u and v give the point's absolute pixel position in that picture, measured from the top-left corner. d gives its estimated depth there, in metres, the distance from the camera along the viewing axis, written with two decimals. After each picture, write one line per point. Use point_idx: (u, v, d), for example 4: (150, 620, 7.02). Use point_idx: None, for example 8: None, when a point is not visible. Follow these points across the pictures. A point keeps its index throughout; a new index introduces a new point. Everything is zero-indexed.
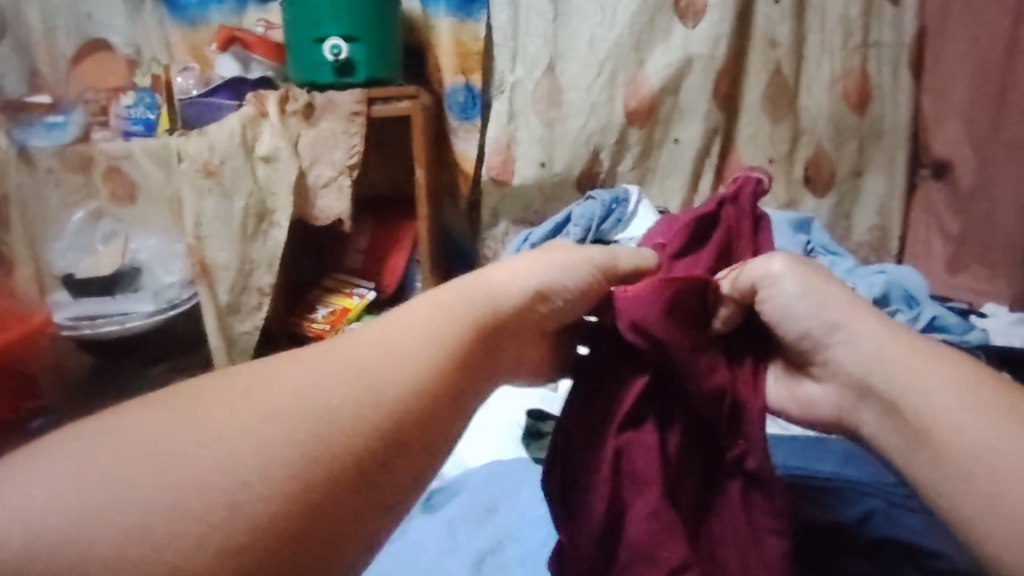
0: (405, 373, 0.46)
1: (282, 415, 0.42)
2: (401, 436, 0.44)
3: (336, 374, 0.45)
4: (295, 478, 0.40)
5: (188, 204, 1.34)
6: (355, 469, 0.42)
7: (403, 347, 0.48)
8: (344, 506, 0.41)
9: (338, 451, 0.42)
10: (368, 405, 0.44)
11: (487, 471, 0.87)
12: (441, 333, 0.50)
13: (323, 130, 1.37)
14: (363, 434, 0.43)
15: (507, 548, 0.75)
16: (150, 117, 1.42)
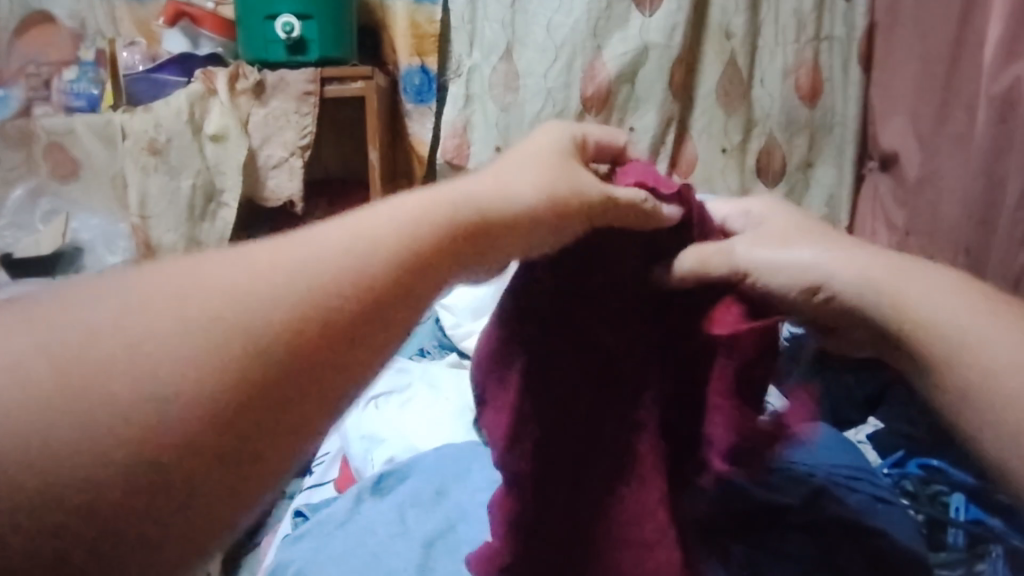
0: (358, 269, 0.41)
1: (209, 318, 0.36)
2: (352, 332, 0.39)
3: (277, 269, 0.39)
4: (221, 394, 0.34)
5: (132, 182, 1.31)
6: (296, 370, 0.36)
7: (367, 241, 0.42)
8: (298, 404, 0.36)
9: (275, 352, 0.36)
10: (331, 300, 0.39)
11: (439, 453, 0.78)
12: (404, 226, 0.44)
13: (274, 109, 1.34)
14: (308, 331, 0.37)
15: (459, 531, 0.67)
16: (94, 92, 1.38)
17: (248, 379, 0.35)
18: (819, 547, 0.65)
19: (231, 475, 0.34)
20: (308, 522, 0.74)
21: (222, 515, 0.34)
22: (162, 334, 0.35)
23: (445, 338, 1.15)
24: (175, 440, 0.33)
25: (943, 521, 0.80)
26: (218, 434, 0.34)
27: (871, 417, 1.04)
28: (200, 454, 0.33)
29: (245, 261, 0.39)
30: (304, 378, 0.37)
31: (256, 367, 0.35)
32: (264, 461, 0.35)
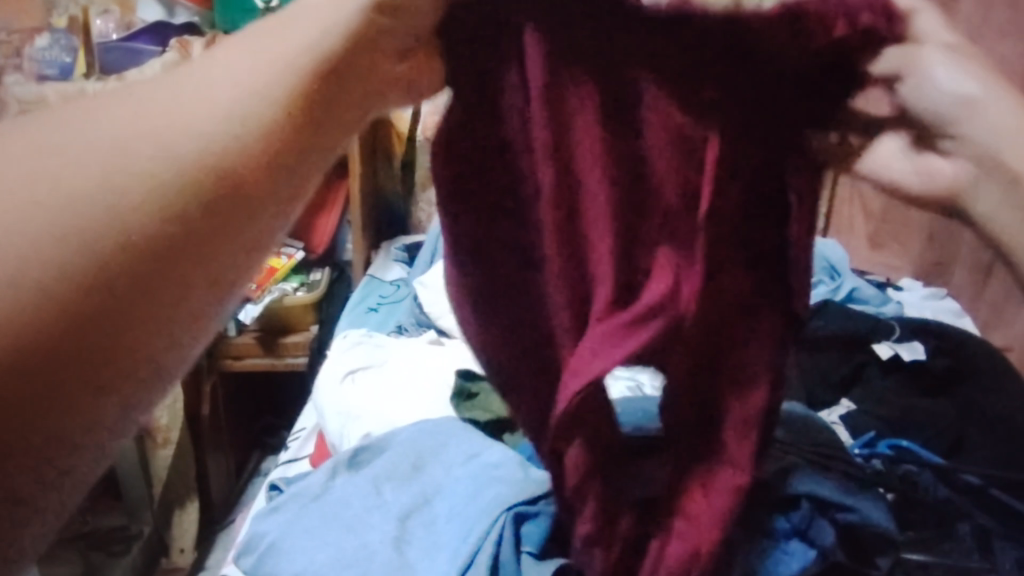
0: (248, 85, 0.37)
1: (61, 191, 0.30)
2: (224, 196, 0.34)
3: (145, 109, 0.35)
4: (122, 231, 0.31)
5: None
6: (161, 248, 0.32)
7: (229, 89, 0.36)
8: (174, 278, 0.32)
9: (132, 233, 0.31)
10: (200, 161, 0.34)
11: (418, 427, 0.77)
12: (279, 67, 0.38)
13: None
14: (173, 205, 0.32)
15: (435, 504, 0.67)
16: (67, 61, 1.33)
17: (102, 261, 0.30)
18: (792, 523, 0.69)
19: (152, 313, 0.31)
20: (282, 495, 0.73)
21: (153, 358, 0.31)
22: (46, 191, 0.30)
23: (424, 317, 1.15)
24: (79, 283, 0.29)
25: (914, 500, 0.82)
26: (162, 247, 0.32)
27: (842, 398, 1.02)
28: (114, 299, 0.30)
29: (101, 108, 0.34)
30: (216, 204, 0.34)
31: (157, 200, 0.32)
32: (148, 345, 0.31)
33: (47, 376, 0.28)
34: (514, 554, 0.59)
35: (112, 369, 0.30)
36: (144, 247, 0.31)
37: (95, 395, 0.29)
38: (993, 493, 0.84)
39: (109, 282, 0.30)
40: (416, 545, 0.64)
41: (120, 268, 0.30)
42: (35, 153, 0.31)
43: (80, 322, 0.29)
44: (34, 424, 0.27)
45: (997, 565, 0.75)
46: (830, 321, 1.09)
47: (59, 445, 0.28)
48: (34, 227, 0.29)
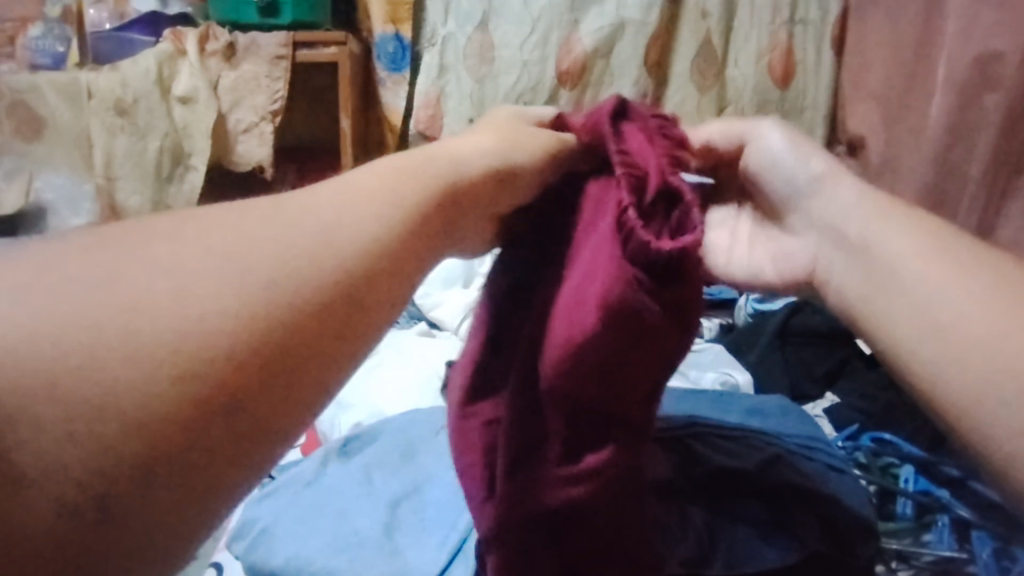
0: (363, 221, 0.41)
1: (220, 277, 0.34)
2: (348, 298, 0.38)
3: (289, 216, 0.39)
4: (251, 329, 0.33)
5: (96, 142, 1.29)
6: (299, 336, 0.35)
7: (356, 207, 0.42)
8: (301, 370, 0.35)
9: (273, 320, 0.34)
10: (331, 263, 0.38)
11: (406, 418, 0.78)
12: (403, 196, 0.44)
13: (244, 73, 1.31)
14: (310, 301, 0.36)
15: (424, 491, 0.68)
16: (60, 49, 1.36)
17: (248, 344, 0.33)
18: (772, 512, 0.71)
19: (263, 425, 0.33)
20: (273, 482, 0.73)
21: (247, 472, 0.33)
22: (209, 280, 0.34)
23: (415, 310, 1.16)
24: (209, 370, 0.32)
25: (893, 491, 0.84)
26: (296, 338, 0.35)
27: (827, 391, 1.04)
28: (241, 402, 0.32)
29: (253, 213, 0.39)
30: (325, 316, 0.36)
31: (279, 308, 0.35)
32: (260, 433, 0.33)
33: (167, 458, 0.30)
34: None
35: (202, 466, 0.31)
36: (272, 362, 0.34)
37: (195, 493, 0.31)
38: (972, 484, 0.86)
39: (243, 386, 0.32)
40: (406, 531, 0.64)
41: (244, 365, 0.33)
42: (202, 244, 0.36)
43: (210, 415, 0.31)
44: (137, 502, 0.29)
45: (975, 553, 0.77)
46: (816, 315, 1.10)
47: (143, 530, 0.29)
48: (186, 306, 0.33)
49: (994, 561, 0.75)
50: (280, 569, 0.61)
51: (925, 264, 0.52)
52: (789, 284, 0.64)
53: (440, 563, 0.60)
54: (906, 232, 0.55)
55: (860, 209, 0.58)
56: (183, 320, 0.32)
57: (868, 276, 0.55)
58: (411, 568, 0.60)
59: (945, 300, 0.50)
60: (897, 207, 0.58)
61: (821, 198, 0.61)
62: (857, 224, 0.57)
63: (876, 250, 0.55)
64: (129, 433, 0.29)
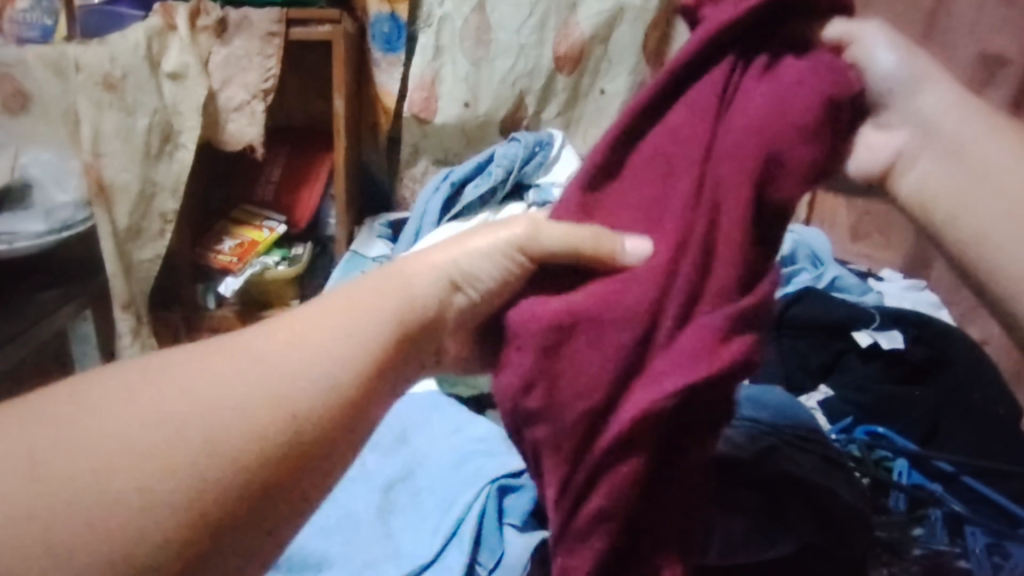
0: (324, 366, 0.45)
1: (177, 452, 0.40)
2: (302, 455, 0.43)
3: (244, 378, 0.43)
4: (200, 510, 0.39)
5: (84, 118, 1.24)
6: (247, 503, 0.41)
7: (320, 345, 0.46)
8: (254, 523, 0.41)
9: (223, 500, 0.40)
10: (285, 426, 0.43)
11: (396, 401, 0.76)
12: (361, 335, 0.47)
13: (235, 49, 1.30)
14: (261, 466, 0.41)
15: (417, 476, 0.67)
16: (48, 22, 1.31)
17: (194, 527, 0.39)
18: (767, 503, 0.70)
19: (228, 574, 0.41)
20: None
21: None
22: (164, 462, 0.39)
23: None
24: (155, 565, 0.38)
25: (886, 484, 0.84)
26: (249, 504, 0.41)
27: (821, 383, 1.03)
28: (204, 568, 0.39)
29: (210, 363, 0.44)
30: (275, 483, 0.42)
31: (231, 490, 0.40)
32: None
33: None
34: (497, 524, 0.60)
35: None
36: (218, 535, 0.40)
37: None
38: (964, 480, 0.87)
39: (204, 558, 0.39)
40: (400, 515, 0.63)
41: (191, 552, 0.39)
42: (159, 415, 0.41)
43: None
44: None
45: (968, 548, 0.78)
46: (814, 306, 1.09)
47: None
48: (144, 494, 0.38)
49: (986, 557, 0.77)
50: (270, 551, 0.60)
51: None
52: (865, 175, 0.57)
53: (435, 548, 0.59)
54: (995, 144, 0.53)
55: (967, 121, 0.54)
56: (138, 521, 0.38)
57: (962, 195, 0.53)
58: (403, 555, 0.59)
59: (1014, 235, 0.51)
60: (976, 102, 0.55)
61: (922, 100, 0.55)
62: (955, 131, 0.54)
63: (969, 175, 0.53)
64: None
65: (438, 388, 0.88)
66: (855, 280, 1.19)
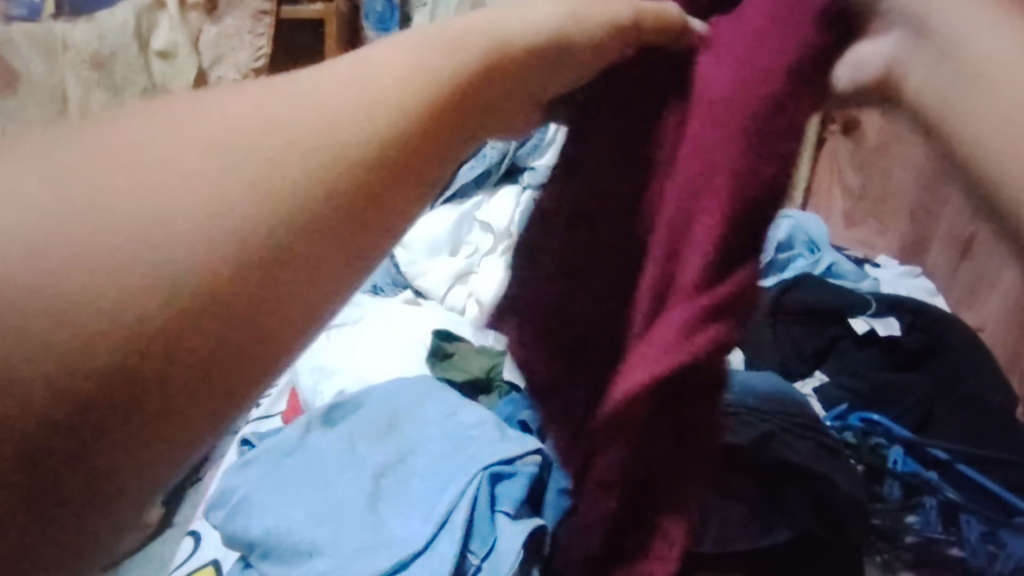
0: (392, 80, 0.29)
1: (186, 171, 0.24)
2: (366, 188, 0.26)
3: (264, 102, 0.27)
4: (237, 250, 0.23)
5: (72, 97, 1.21)
6: (272, 248, 0.24)
7: (383, 72, 0.29)
8: (288, 283, 0.24)
9: (258, 227, 0.23)
10: (339, 147, 0.26)
11: (390, 386, 0.75)
12: (432, 66, 0.31)
13: (226, 28, 1.27)
14: (304, 194, 0.25)
15: (411, 462, 0.66)
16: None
17: (225, 266, 0.23)
18: (764, 491, 0.69)
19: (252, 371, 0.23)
20: (252, 449, 0.69)
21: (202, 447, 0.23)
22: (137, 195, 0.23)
23: (401, 277, 1.14)
24: (158, 328, 0.21)
25: (881, 473, 0.84)
26: (286, 250, 0.24)
27: (816, 370, 1.03)
28: (219, 347, 0.22)
29: (210, 103, 0.27)
30: (330, 220, 0.25)
31: (260, 224, 0.24)
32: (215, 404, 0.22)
33: (105, 427, 0.21)
34: (488, 513, 0.59)
35: (125, 473, 0.21)
36: (236, 297, 0.23)
37: (132, 482, 0.21)
38: (960, 468, 0.87)
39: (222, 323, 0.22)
40: (391, 503, 0.62)
41: (193, 321, 0.22)
42: (163, 134, 0.25)
43: (174, 384, 0.22)
44: (81, 472, 0.21)
45: (962, 537, 0.78)
46: (812, 294, 1.07)
47: (74, 525, 0.21)
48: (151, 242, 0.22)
49: (982, 545, 0.77)
50: (260, 540, 0.59)
51: None
52: None
53: (428, 535, 0.58)
54: None
55: None
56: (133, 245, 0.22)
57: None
58: (395, 542, 0.58)
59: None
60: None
61: None
62: None
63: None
64: (49, 412, 0.20)
65: (432, 374, 0.87)
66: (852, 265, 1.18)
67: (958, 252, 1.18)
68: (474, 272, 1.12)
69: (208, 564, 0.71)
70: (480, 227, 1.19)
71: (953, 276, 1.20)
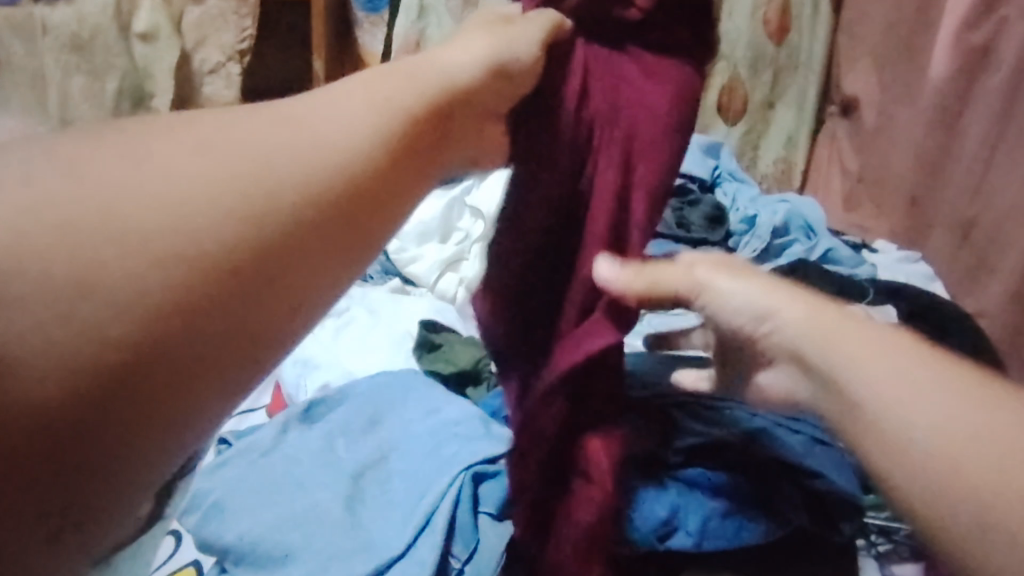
0: (340, 154, 0.41)
1: (154, 216, 0.34)
2: (301, 237, 0.38)
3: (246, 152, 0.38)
4: (187, 300, 0.33)
5: (51, 83, 1.18)
6: (231, 282, 0.35)
7: (337, 142, 0.41)
8: (238, 316, 0.35)
9: (205, 285, 0.34)
10: (276, 208, 0.37)
11: (374, 379, 0.73)
12: (365, 136, 0.42)
13: (210, 9, 1.24)
14: (246, 249, 0.36)
15: (391, 461, 0.64)
16: None
17: (175, 299, 0.33)
18: (756, 488, 0.66)
19: (197, 398, 0.34)
20: (229, 448, 0.68)
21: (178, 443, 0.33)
22: (97, 251, 0.31)
23: (390, 265, 1.12)
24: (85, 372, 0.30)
25: None
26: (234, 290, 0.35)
27: None
28: (179, 380, 0.33)
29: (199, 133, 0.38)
30: (279, 274, 0.37)
31: (218, 255, 0.35)
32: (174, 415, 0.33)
33: (123, 395, 0.31)
34: (471, 517, 0.58)
35: (101, 470, 0.31)
36: (189, 321, 0.33)
37: (89, 488, 0.31)
38: None
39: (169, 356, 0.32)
40: (370, 504, 0.61)
41: (163, 341, 0.32)
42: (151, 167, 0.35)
43: (115, 411, 0.31)
44: (98, 470, 0.31)
45: None
46: (808, 281, 1.05)
47: (93, 482, 0.31)
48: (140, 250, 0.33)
49: None
50: (233, 546, 0.58)
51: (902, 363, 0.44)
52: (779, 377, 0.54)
53: (407, 539, 0.56)
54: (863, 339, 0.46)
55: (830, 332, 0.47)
56: (120, 280, 0.32)
57: (879, 426, 0.43)
58: (374, 546, 0.57)
59: (919, 411, 0.42)
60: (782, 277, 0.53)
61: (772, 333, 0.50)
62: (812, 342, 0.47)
63: (854, 400, 0.45)
64: (80, 383, 0.30)
65: (419, 367, 0.85)
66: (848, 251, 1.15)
67: (959, 236, 1.15)
68: (465, 259, 1.09)
69: (188, 564, 0.70)
70: (471, 213, 1.15)
71: (953, 260, 1.17)
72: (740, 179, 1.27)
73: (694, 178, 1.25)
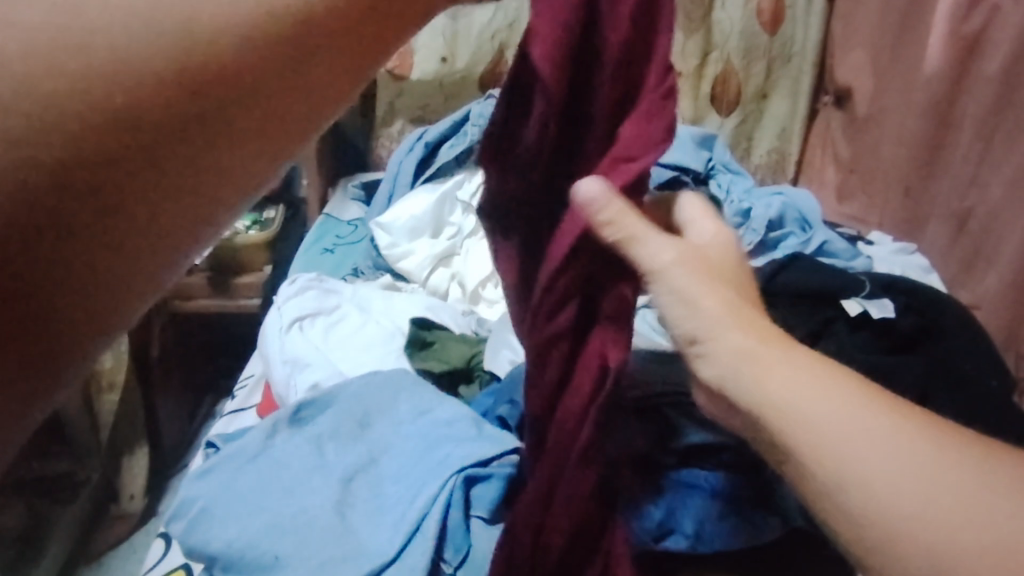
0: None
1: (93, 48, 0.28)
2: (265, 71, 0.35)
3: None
4: (124, 114, 0.28)
5: None
6: (182, 110, 0.31)
7: None
8: (186, 150, 0.31)
9: (158, 108, 0.30)
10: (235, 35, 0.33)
11: (364, 380, 0.72)
12: None
13: None
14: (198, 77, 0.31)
15: (382, 464, 0.63)
16: None
17: (126, 114, 0.28)
18: (755, 493, 0.65)
19: (145, 250, 0.30)
20: (217, 452, 0.67)
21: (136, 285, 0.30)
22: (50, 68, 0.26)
23: (381, 259, 1.11)
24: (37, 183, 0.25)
25: None
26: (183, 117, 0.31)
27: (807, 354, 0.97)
28: (124, 207, 0.29)
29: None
30: (239, 106, 0.34)
31: (169, 80, 0.30)
32: (132, 263, 0.29)
33: (77, 227, 0.27)
34: (463, 518, 0.57)
35: (74, 312, 0.27)
36: (129, 138, 0.29)
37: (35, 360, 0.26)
38: None
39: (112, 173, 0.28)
40: (361, 508, 0.60)
41: (101, 171, 0.27)
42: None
43: (57, 233, 0.26)
44: (59, 286, 0.26)
45: None
46: (803, 275, 1.03)
47: (57, 352, 0.26)
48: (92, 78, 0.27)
49: None
50: (221, 552, 0.57)
51: (851, 426, 0.36)
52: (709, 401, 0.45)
53: (398, 543, 0.56)
54: (798, 383, 0.38)
55: (765, 360, 0.40)
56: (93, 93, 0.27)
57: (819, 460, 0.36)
58: (365, 550, 0.56)
59: (865, 452, 0.35)
60: (732, 273, 0.46)
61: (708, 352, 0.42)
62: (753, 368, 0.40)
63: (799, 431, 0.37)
64: (34, 203, 0.25)
65: (411, 365, 0.84)
66: (843, 243, 1.14)
67: (955, 226, 1.14)
68: (457, 254, 1.09)
69: (179, 567, 0.69)
70: (462, 209, 1.14)
71: (949, 250, 1.16)
72: (734, 171, 1.27)
73: (688, 170, 1.22)
